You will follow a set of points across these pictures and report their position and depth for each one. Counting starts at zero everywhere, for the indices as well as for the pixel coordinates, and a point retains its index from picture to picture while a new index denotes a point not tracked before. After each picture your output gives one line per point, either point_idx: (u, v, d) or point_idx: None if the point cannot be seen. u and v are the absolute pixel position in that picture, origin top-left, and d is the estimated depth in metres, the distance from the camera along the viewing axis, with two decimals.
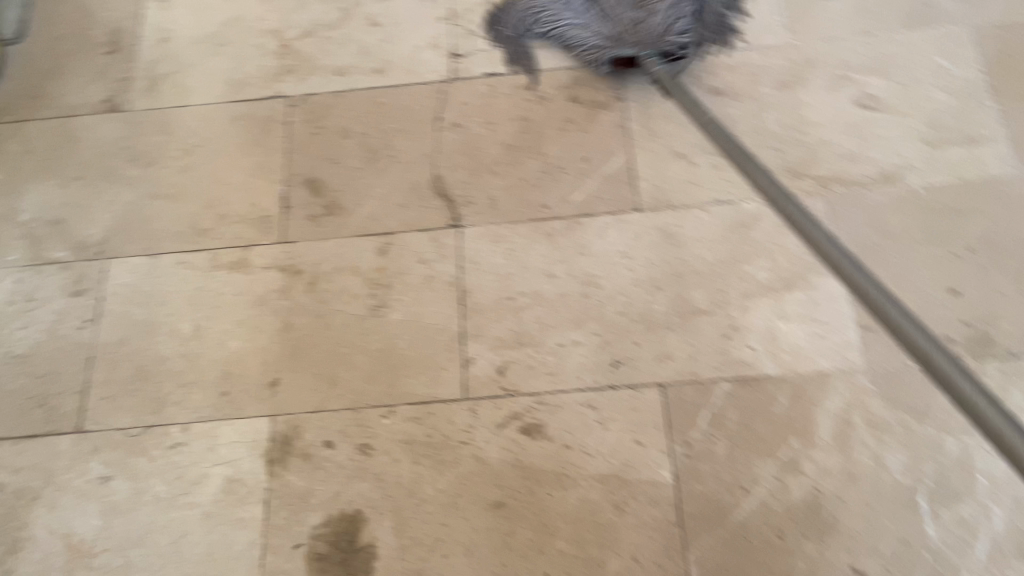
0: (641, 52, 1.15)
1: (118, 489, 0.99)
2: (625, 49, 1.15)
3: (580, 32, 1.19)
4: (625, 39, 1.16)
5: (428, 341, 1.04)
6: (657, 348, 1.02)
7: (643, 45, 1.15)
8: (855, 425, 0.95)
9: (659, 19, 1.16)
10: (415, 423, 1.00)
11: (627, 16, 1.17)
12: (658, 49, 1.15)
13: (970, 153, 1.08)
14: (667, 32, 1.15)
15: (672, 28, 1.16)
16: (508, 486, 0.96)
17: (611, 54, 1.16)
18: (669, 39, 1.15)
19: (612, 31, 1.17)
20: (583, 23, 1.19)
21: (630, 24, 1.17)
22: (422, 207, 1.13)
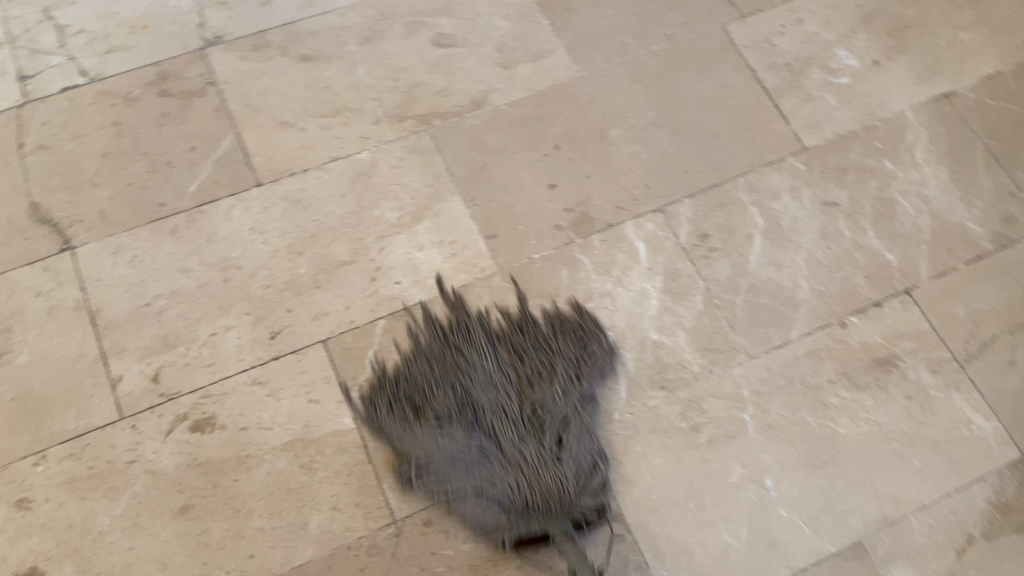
0: (550, 525, 0.91)
1: None
2: (528, 517, 0.91)
3: (475, 511, 0.93)
4: (521, 496, 0.91)
5: (66, 374, 0.98)
6: (310, 308, 1.04)
7: (550, 498, 0.91)
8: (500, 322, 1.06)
9: (567, 445, 0.95)
10: (73, 461, 0.94)
11: (513, 416, 0.94)
12: (567, 513, 0.92)
13: (539, 66, 1.21)
14: (569, 456, 0.94)
15: (577, 439, 0.95)
16: (190, 488, 0.93)
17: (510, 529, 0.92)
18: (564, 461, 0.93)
19: (509, 497, 0.92)
20: (482, 482, 0.92)
21: (518, 450, 0.93)
22: (26, 240, 1.04)
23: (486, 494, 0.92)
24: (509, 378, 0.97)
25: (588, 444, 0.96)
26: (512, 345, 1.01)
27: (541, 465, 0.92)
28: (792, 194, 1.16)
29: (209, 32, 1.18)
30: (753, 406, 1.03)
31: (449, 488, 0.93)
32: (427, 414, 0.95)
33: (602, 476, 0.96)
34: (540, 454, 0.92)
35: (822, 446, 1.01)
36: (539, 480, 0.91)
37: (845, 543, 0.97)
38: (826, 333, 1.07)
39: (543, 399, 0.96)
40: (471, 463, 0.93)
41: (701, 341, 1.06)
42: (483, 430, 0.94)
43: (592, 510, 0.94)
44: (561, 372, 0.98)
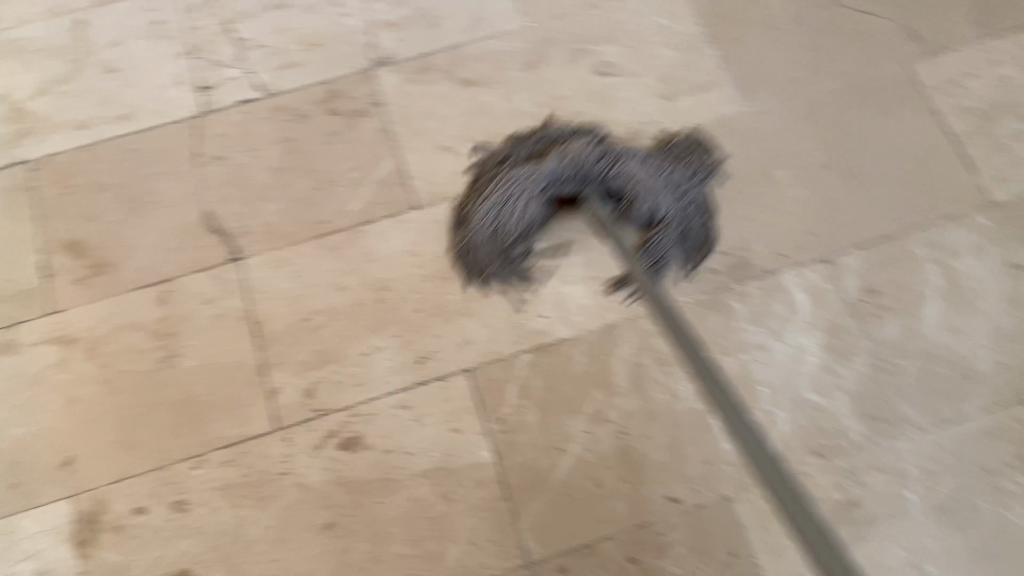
0: (584, 187, 1.02)
1: None
2: (566, 188, 1.02)
3: (526, 208, 1.02)
4: (566, 169, 1.01)
5: (229, 381, 1.02)
6: (457, 336, 1.05)
7: (588, 178, 1.02)
8: (647, 366, 1.02)
9: (626, 161, 1.02)
10: (229, 467, 0.98)
11: (593, 144, 1.03)
12: (598, 188, 1.03)
13: (702, 99, 1.17)
14: (630, 180, 1.02)
15: (646, 180, 1.02)
16: (335, 505, 0.96)
17: (552, 192, 1.02)
18: (612, 174, 1.02)
19: (554, 177, 1.01)
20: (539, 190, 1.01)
21: (585, 154, 1.01)
22: (198, 247, 1.09)
23: (531, 186, 1.01)
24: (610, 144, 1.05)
25: (670, 201, 1.04)
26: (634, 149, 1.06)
27: (594, 162, 1.02)
28: (976, 254, 1.06)
29: (377, 53, 1.21)
30: (918, 484, 0.95)
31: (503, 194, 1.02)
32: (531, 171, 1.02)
33: (660, 207, 1.03)
34: (598, 156, 1.02)
35: (992, 535, 0.93)
36: (588, 168, 1.01)
37: None
38: (1007, 411, 0.98)
39: (629, 156, 1.03)
40: (535, 172, 1.01)
41: (863, 406, 0.99)
42: (558, 153, 1.02)
43: (629, 199, 1.02)
44: (676, 197, 1.05)
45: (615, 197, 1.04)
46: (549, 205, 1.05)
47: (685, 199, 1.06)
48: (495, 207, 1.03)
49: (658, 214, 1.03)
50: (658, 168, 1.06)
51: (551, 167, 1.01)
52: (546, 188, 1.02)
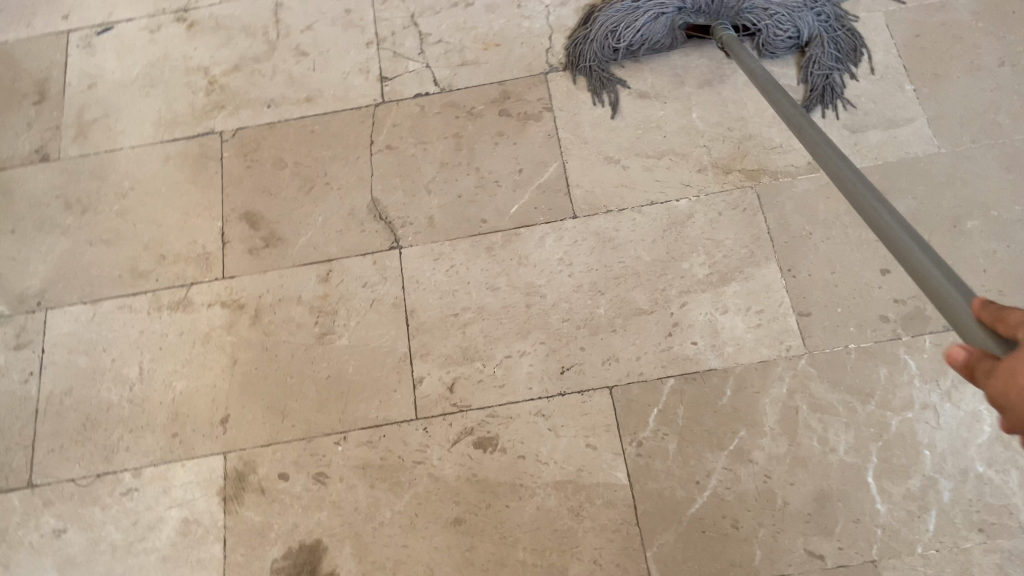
0: (715, 22, 1.13)
1: (73, 541, 1.00)
2: (699, 18, 1.15)
3: (653, 23, 1.16)
4: (702, 2, 1.13)
5: (377, 365, 1.05)
6: (603, 350, 1.03)
7: (721, 12, 1.14)
8: (800, 410, 0.97)
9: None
10: (369, 448, 1.00)
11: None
12: (730, 21, 1.14)
13: (891, 135, 1.10)
14: (756, 10, 1.13)
15: (778, 12, 1.13)
16: (465, 502, 0.97)
17: (683, 19, 1.15)
18: (744, 6, 1.13)
19: (690, 4, 1.13)
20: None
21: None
22: (362, 231, 1.13)
23: (670, 8, 1.14)
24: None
25: (809, 19, 1.14)
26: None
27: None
28: None
29: (555, 58, 1.21)
30: None
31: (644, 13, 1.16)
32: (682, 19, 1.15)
33: (802, 27, 1.14)
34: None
35: None
36: (723, 2, 1.13)
37: None
38: None
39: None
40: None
41: None
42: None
43: (756, 31, 1.14)
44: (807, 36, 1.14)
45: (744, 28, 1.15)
46: (681, 31, 1.16)
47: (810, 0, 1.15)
48: (620, 36, 1.17)
49: (801, 36, 1.14)
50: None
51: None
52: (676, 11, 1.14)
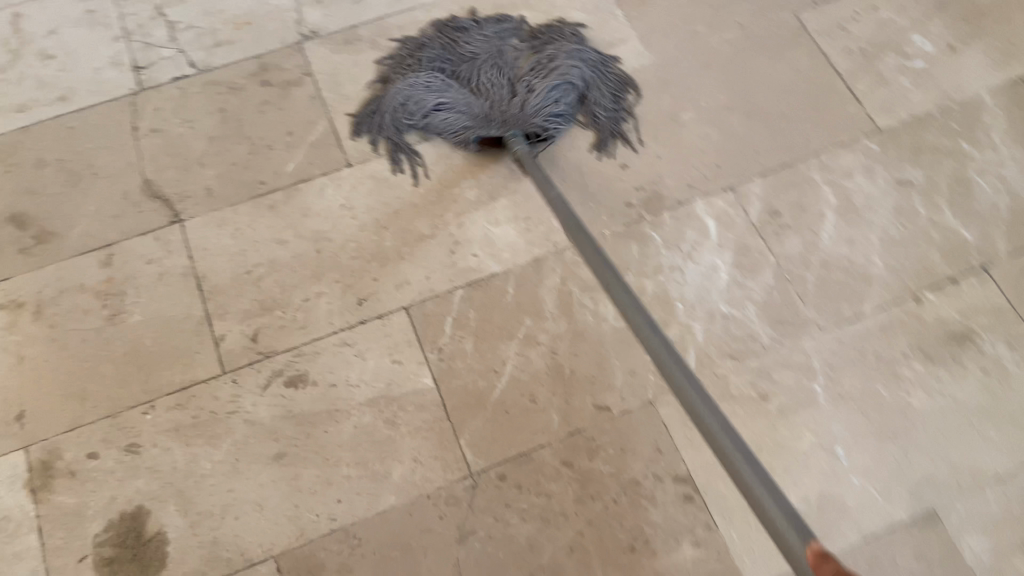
0: (505, 131, 1.16)
1: None
2: (489, 129, 1.16)
3: (445, 117, 1.17)
4: (488, 112, 1.17)
5: (174, 331, 1.07)
6: (394, 277, 1.11)
7: (511, 121, 1.16)
8: (573, 292, 1.10)
9: (541, 81, 1.18)
10: (179, 410, 1.02)
11: (503, 94, 1.19)
12: (524, 130, 1.16)
13: (611, 56, 1.27)
14: (539, 102, 1.16)
15: (556, 79, 1.18)
16: (284, 437, 1.00)
17: (475, 132, 1.17)
18: (527, 95, 1.18)
19: (478, 113, 1.17)
20: (465, 98, 1.18)
21: (498, 96, 1.19)
22: (140, 212, 1.14)
23: (458, 124, 1.17)
24: (518, 52, 1.24)
25: (583, 70, 1.21)
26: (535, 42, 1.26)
27: (515, 100, 1.17)
28: (866, 174, 1.17)
29: (306, 28, 1.28)
30: (824, 377, 1.04)
31: (417, 74, 1.20)
32: (466, 100, 1.18)
33: (576, 77, 1.19)
34: (504, 93, 1.19)
35: (896, 418, 1.01)
36: (495, 96, 1.19)
37: (915, 510, 0.96)
38: (900, 309, 1.08)
39: (520, 45, 1.25)
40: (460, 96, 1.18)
41: (772, 314, 1.08)
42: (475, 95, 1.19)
43: (547, 135, 1.18)
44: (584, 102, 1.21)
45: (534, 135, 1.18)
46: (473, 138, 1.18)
47: (596, 90, 1.21)
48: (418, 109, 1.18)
49: (571, 103, 1.20)
50: (568, 49, 1.21)
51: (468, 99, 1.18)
52: (468, 121, 1.17)
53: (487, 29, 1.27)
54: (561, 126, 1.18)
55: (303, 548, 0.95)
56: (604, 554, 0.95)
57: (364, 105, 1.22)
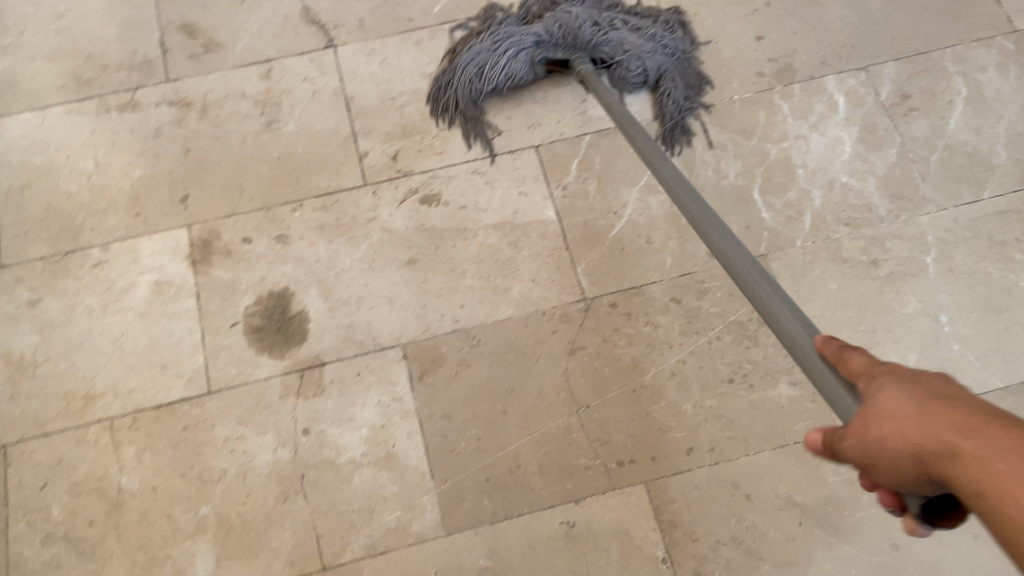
0: (573, 57, 1.14)
1: (50, 308, 1.06)
2: (557, 52, 1.14)
3: (514, 60, 1.14)
4: (557, 34, 1.14)
5: (323, 145, 1.16)
6: (527, 118, 1.17)
7: (579, 47, 1.14)
8: (696, 149, 1.14)
9: (619, 46, 1.15)
10: (324, 212, 1.11)
11: (584, 14, 1.16)
12: (589, 54, 1.15)
13: None
14: (613, 42, 1.15)
15: (631, 48, 1.15)
16: (416, 247, 1.09)
17: (542, 54, 1.15)
18: (598, 40, 1.15)
19: (547, 37, 1.14)
20: (524, 44, 1.14)
21: (575, 24, 1.14)
22: (298, 34, 1.22)
23: (523, 41, 1.14)
24: (622, 20, 1.19)
25: (656, 60, 1.16)
26: (662, 29, 1.19)
27: (583, 28, 1.14)
28: (999, 70, 1.17)
29: None
30: (935, 251, 1.07)
31: (487, 37, 1.17)
32: (528, 38, 1.14)
33: (648, 67, 1.15)
34: (587, 19, 1.16)
35: (1001, 296, 1.04)
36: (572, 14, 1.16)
37: (1010, 380, 1.00)
38: (1019, 197, 1.09)
39: (661, 45, 1.17)
40: (523, 32, 1.15)
41: (892, 189, 1.11)
42: (548, 19, 1.15)
43: (613, 62, 1.16)
44: (650, 35, 1.18)
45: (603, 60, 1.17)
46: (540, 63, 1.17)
47: (674, 60, 1.18)
48: (489, 78, 1.15)
49: (648, 74, 1.16)
50: (653, 34, 1.18)
51: (540, 28, 1.13)
52: (534, 46, 1.14)
53: (630, 25, 1.18)
54: (629, 75, 1.15)
55: (428, 341, 1.04)
56: (704, 382, 1.01)
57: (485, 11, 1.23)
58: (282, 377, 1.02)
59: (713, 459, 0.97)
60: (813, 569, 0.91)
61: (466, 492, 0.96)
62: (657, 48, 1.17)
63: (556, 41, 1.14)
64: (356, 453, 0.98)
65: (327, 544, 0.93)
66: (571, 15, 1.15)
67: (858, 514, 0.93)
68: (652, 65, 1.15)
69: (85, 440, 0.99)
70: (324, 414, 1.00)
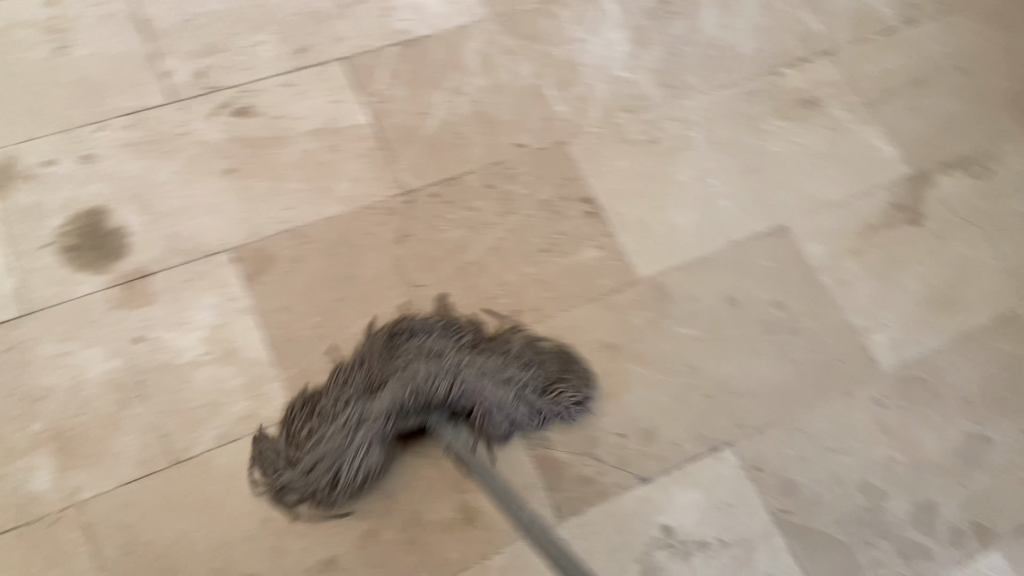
0: (426, 418, 0.91)
1: None
2: (410, 420, 0.91)
3: (368, 455, 0.90)
4: (406, 401, 0.90)
5: (122, 66, 1.14)
6: (331, 33, 1.21)
7: (434, 408, 0.91)
8: (494, 54, 1.24)
9: (477, 392, 0.92)
10: (132, 129, 1.10)
11: (426, 369, 0.90)
12: (446, 411, 0.92)
13: None
14: (481, 411, 0.92)
15: (490, 402, 0.92)
16: (234, 156, 1.11)
17: (394, 430, 0.91)
18: (455, 395, 0.91)
19: (396, 408, 0.90)
20: (365, 428, 0.89)
21: (424, 386, 0.90)
22: None
23: (371, 431, 0.89)
24: (466, 358, 0.92)
25: (512, 408, 0.93)
26: (521, 360, 0.96)
27: (436, 390, 0.90)
28: None
29: None
30: (702, 129, 1.24)
31: (329, 419, 0.91)
32: (360, 438, 0.89)
33: (506, 412, 0.93)
34: (437, 394, 0.90)
35: (758, 159, 1.23)
36: (426, 394, 0.90)
37: (771, 226, 1.18)
38: (763, 80, 1.29)
39: (523, 381, 0.94)
40: (365, 422, 0.89)
41: (662, 79, 1.27)
42: (394, 391, 0.89)
43: (474, 412, 0.93)
44: (503, 374, 0.93)
45: (462, 415, 0.93)
46: (393, 442, 0.93)
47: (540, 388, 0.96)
48: (331, 463, 0.89)
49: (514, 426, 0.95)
50: (515, 370, 0.95)
51: (387, 402, 0.89)
52: (387, 429, 0.90)
53: (484, 363, 0.93)
54: (489, 425, 0.93)
55: (257, 243, 1.06)
56: (523, 254, 1.11)
57: (304, 408, 0.94)
58: (105, 291, 1.00)
59: (536, 317, 1.08)
60: (630, 396, 1.04)
61: (310, 373, 1.00)
62: (517, 371, 0.95)
63: (401, 415, 0.90)
64: (194, 352, 0.99)
65: (175, 440, 0.94)
66: (416, 374, 0.90)
67: (661, 346, 1.08)
68: (513, 416, 0.94)
69: None
70: (156, 321, 1.00)
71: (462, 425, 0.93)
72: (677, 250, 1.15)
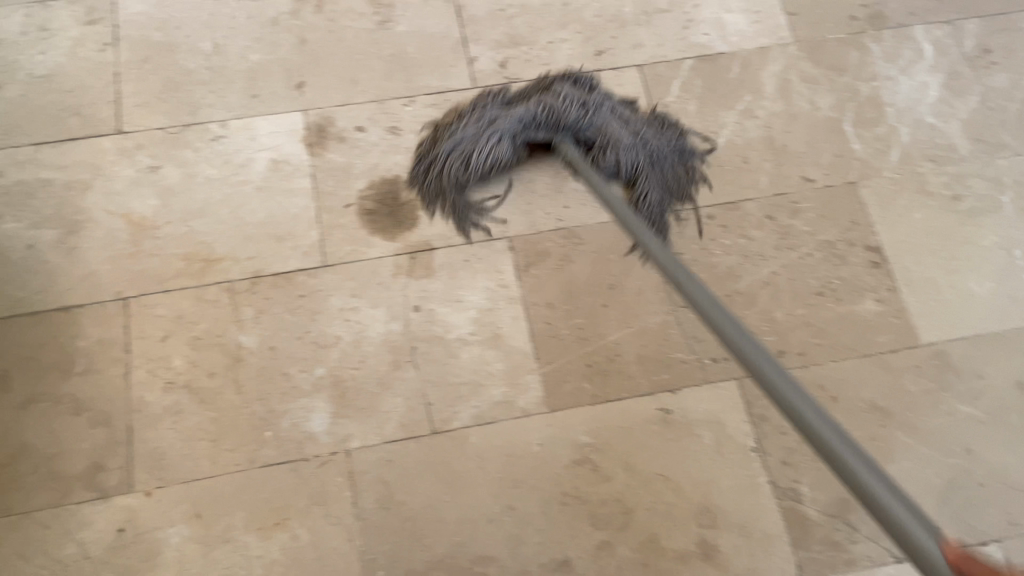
0: (555, 136, 1.09)
1: (169, 175, 1.10)
2: (540, 133, 1.09)
3: (499, 145, 1.08)
4: (540, 116, 1.08)
5: (435, 46, 1.20)
6: (631, 39, 1.21)
7: (562, 128, 1.09)
8: (792, 81, 1.20)
9: (609, 135, 1.10)
10: (435, 109, 1.16)
11: (571, 98, 1.10)
12: (571, 136, 1.10)
13: None
14: (598, 129, 1.10)
15: (614, 138, 1.10)
16: (523, 148, 1.14)
17: (526, 137, 1.09)
18: (585, 124, 1.10)
19: (529, 120, 1.09)
20: (505, 145, 1.08)
21: (560, 108, 1.09)
22: None
23: (505, 127, 1.08)
24: (605, 96, 1.14)
25: (629, 144, 1.10)
26: (649, 124, 1.15)
27: (570, 111, 1.09)
28: None
29: None
30: (1012, 192, 1.13)
31: (471, 120, 1.11)
32: (493, 142, 1.08)
33: (626, 163, 1.10)
34: (572, 113, 1.09)
35: None
36: (564, 121, 1.08)
37: None
38: None
39: (631, 115, 1.15)
40: (507, 118, 1.09)
41: (975, 131, 1.17)
42: (532, 103, 1.09)
43: (595, 148, 1.11)
44: (636, 172, 1.11)
45: (585, 145, 1.11)
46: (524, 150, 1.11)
47: (654, 163, 1.12)
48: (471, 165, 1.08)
49: (623, 170, 1.11)
50: (639, 129, 1.13)
51: (522, 111, 1.08)
52: (519, 130, 1.09)
53: (619, 113, 1.14)
54: (606, 165, 1.10)
55: (534, 236, 1.09)
56: (795, 293, 1.06)
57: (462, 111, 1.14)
58: (394, 258, 1.07)
59: (802, 361, 1.03)
60: (894, 467, 0.98)
61: (568, 374, 1.01)
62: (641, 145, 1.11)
63: (528, 130, 1.09)
64: (464, 331, 1.03)
65: (437, 411, 0.99)
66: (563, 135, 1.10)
67: (936, 421, 1.00)
68: (627, 161, 1.10)
69: (206, 299, 1.03)
70: (434, 295, 1.05)
71: (583, 152, 1.11)
72: (967, 319, 1.05)
